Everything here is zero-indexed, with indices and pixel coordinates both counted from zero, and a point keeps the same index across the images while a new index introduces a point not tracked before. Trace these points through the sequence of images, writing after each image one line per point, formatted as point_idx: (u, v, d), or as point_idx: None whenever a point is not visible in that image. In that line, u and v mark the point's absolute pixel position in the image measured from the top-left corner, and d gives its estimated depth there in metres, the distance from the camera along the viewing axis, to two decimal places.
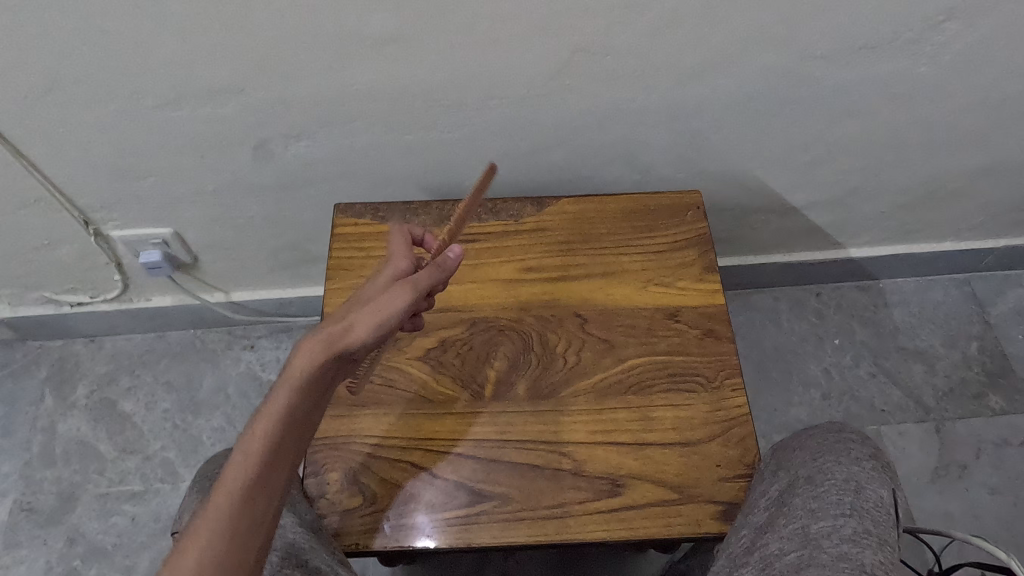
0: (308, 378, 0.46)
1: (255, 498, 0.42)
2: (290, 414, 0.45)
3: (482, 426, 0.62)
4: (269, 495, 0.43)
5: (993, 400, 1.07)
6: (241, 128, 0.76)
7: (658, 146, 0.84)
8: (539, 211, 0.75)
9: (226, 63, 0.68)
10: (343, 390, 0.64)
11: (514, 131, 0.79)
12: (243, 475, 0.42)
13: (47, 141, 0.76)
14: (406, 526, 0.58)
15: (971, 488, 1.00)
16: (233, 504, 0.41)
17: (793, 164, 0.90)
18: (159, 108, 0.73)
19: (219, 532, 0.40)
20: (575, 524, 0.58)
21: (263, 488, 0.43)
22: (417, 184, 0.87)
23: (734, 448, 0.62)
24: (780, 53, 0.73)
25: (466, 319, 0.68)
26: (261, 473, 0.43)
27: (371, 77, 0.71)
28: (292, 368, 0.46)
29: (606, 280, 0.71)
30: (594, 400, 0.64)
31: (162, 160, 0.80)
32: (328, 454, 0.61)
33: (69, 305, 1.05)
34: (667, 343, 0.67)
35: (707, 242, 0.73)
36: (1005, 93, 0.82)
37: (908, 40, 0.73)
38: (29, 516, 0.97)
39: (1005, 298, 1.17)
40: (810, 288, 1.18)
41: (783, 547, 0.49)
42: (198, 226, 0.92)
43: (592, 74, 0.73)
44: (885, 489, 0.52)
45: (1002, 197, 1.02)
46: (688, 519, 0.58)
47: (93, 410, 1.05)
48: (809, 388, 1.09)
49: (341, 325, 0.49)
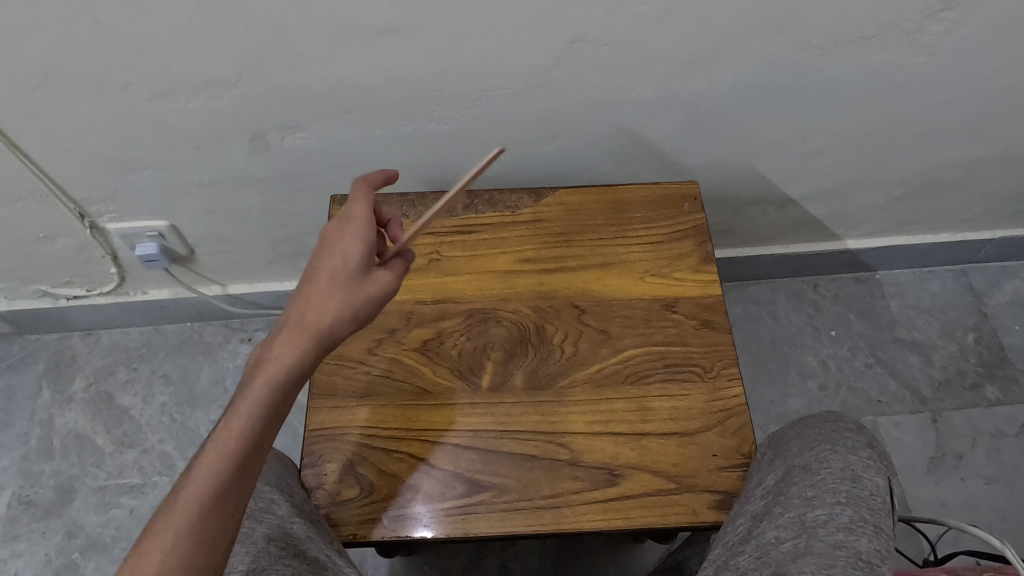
0: (289, 372, 0.47)
1: (229, 493, 0.43)
2: (269, 411, 0.46)
3: (479, 417, 0.62)
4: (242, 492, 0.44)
5: (989, 391, 1.07)
6: (238, 119, 0.76)
7: (655, 138, 0.84)
8: (536, 202, 0.75)
9: (221, 53, 0.68)
10: (340, 381, 0.64)
11: (511, 122, 0.79)
12: (217, 469, 0.43)
13: (41, 132, 0.75)
14: (404, 516, 0.58)
15: (967, 478, 1.01)
16: (206, 499, 0.42)
17: (791, 155, 0.90)
18: (154, 100, 0.73)
19: (186, 526, 0.41)
20: (572, 514, 0.58)
21: (238, 484, 0.44)
22: (415, 176, 0.87)
23: (731, 438, 0.62)
24: (778, 43, 0.72)
25: (463, 311, 0.68)
26: (236, 467, 0.44)
27: (368, 68, 0.71)
28: (273, 363, 0.47)
29: (604, 271, 0.71)
30: (591, 390, 0.64)
31: (158, 152, 0.80)
32: (326, 445, 0.61)
33: (66, 298, 1.05)
34: (664, 334, 0.67)
35: (705, 233, 0.73)
36: (1003, 84, 0.81)
37: (906, 30, 0.73)
38: (28, 509, 0.97)
39: (1001, 289, 1.17)
40: (807, 279, 1.18)
41: (779, 536, 0.49)
42: (194, 219, 0.92)
43: (589, 64, 0.72)
44: (881, 477, 0.52)
45: (999, 188, 1.02)
46: (686, 508, 0.59)
47: (90, 403, 1.05)
48: (807, 379, 1.09)
49: (318, 319, 0.49)
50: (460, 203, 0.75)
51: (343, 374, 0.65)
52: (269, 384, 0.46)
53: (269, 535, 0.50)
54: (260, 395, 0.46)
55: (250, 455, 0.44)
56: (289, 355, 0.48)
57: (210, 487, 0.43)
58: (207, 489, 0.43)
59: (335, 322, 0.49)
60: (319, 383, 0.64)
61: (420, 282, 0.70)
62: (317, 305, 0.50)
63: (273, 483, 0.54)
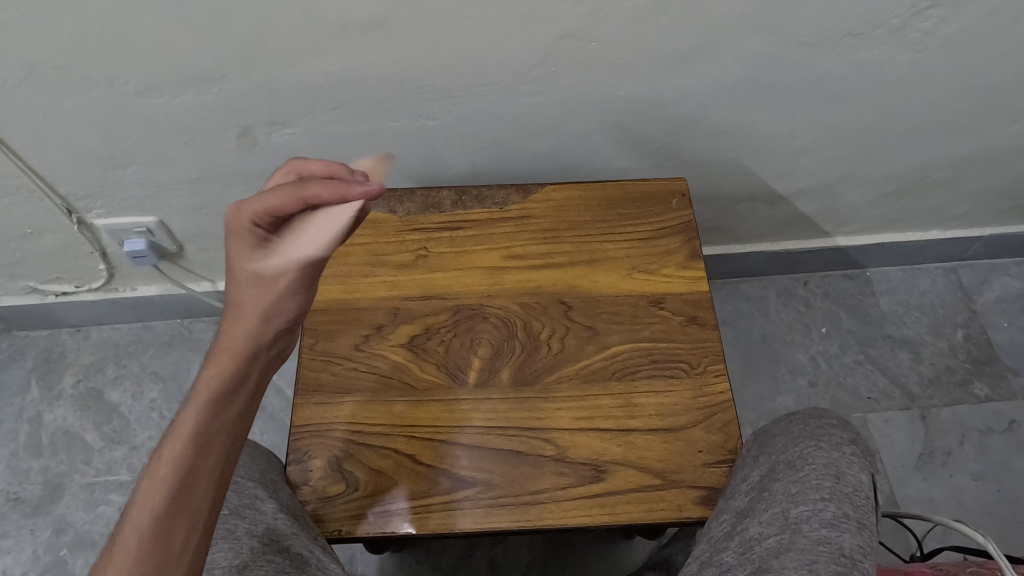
0: (216, 388, 0.46)
1: (172, 523, 0.42)
2: (202, 430, 0.45)
3: (465, 413, 0.62)
4: (190, 516, 0.43)
5: (978, 388, 1.08)
6: (225, 114, 0.76)
7: (644, 134, 0.84)
8: (524, 199, 0.75)
9: (208, 49, 0.67)
10: (326, 377, 0.64)
11: (499, 118, 0.79)
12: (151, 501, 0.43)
13: (27, 128, 0.75)
14: (389, 513, 0.58)
15: (955, 474, 1.01)
16: (144, 531, 0.42)
17: (780, 151, 0.90)
18: (140, 95, 0.72)
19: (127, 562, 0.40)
20: (557, 510, 0.58)
21: (180, 509, 0.43)
22: (404, 172, 0.87)
23: (716, 434, 0.62)
24: (766, 40, 0.73)
25: (450, 307, 0.68)
26: (171, 493, 0.43)
27: (355, 64, 0.70)
28: (200, 386, 0.47)
29: (591, 267, 0.71)
30: (578, 386, 0.64)
31: (145, 147, 0.79)
32: (312, 441, 0.61)
33: (54, 294, 1.04)
34: (651, 330, 0.67)
35: (692, 229, 0.73)
36: (991, 81, 0.82)
37: (893, 27, 0.73)
38: (16, 506, 0.97)
39: (990, 286, 1.18)
40: (798, 276, 1.18)
41: (763, 532, 0.49)
42: (182, 215, 0.91)
43: (578, 60, 0.72)
44: (864, 473, 0.52)
45: (988, 186, 1.02)
46: (671, 504, 0.59)
47: (79, 400, 1.05)
48: (796, 375, 1.09)
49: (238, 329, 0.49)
50: (447, 199, 0.75)
51: (329, 370, 0.65)
52: (196, 407, 0.46)
53: (252, 531, 0.50)
54: (190, 419, 0.45)
55: (185, 478, 0.43)
56: (216, 374, 0.47)
57: (147, 520, 0.42)
58: (144, 523, 0.42)
59: (256, 328, 0.49)
60: (305, 379, 0.64)
61: (408, 278, 0.70)
62: (235, 322, 0.49)
63: (257, 479, 0.54)
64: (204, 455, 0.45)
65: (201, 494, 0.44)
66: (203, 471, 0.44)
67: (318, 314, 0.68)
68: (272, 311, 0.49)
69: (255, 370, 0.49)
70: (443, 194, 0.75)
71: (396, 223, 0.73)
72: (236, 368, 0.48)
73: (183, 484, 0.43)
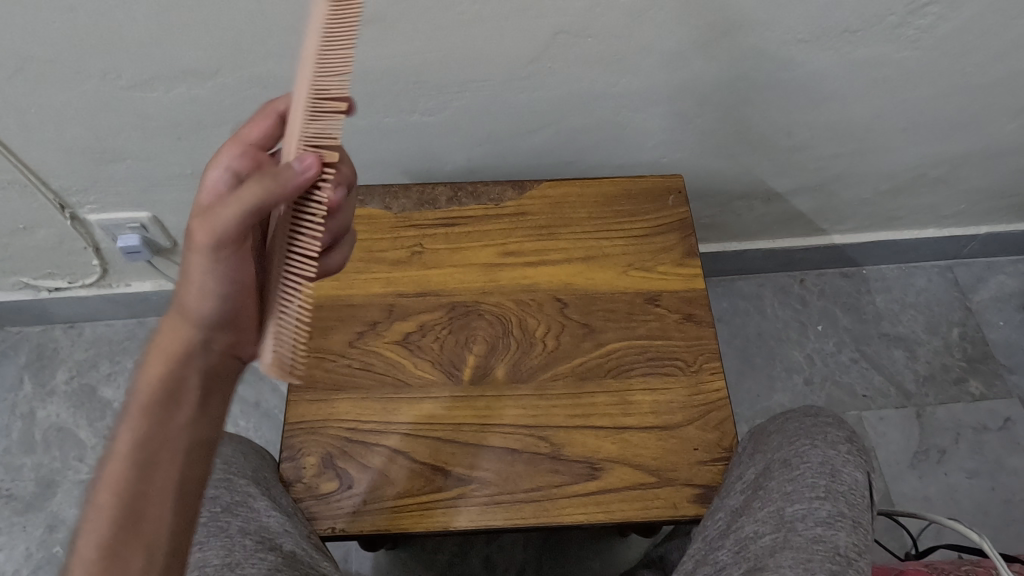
0: (149, 399, 0.44)
1: (123, 550, 0.41)
2: (138, 449, 0.43)
3: (460, 410, 0.62)
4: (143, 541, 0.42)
5: (973, 386, 1.08)
6: (218, 109, 0.75)
7: (641, 131, 0.84)
8: (520, 195, 0.74)
9: (201, 42, 0.67)
10: (320, 374, 0.64)
11: (495, 114, 0.79)
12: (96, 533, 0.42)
13: (19, 122, 0.74)
14: (384, 511, 0.58)
15: (950, 472, 1.01)
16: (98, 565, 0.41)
17: (777, 149, 0.90)
18: (133, 89, 0.72)
19: None
20: (552, 508, 0.58)
21: (133, 535, 0.42)
22: (399, 169, 0.86)
23: (712, 432, 0.62)
24: (763, 36, 0.72)
25: (445, 303, 0.68)
26: (117, 519, 0.42)
27: (350, 59, 0.70)
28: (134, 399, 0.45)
29: (587, 264, 0.70)
30: (573, 383, 0.64)
31: (138, 142, 0.79)
32: (305, 438, 0.61)
33: (47, 290, 1.04)
34: (647, 328, 0.67)
35: (688, 227, 0.73)
36: (987, 78, 0.81)
37: (890, 24, 0.72)
38: (8, 503, 0.96)
39: (986, 285, 1.18)
40: (794, 274, 1.18)
41: (758, 530, 0.49)
42: (176, 211, 0.91)
43: (574, 56, 0.72)
44: (860, 472, 0.52)
45: (984, 184, 1.02)
46: (666, 502, 0.58)
47: (73, 396, 1.04)
48: (792, 373, 1.09)
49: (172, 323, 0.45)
50: (443, 195, 0.74)
51: (323, 367, 0.64)
52: (130, 425, 0.44)
53: (244, 529, 0.50)
54: (126, 439, 0.44)
55: (131, 503, 0.42)
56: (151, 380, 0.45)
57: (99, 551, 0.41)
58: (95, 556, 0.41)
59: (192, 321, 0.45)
60: (298, 375, 0.64)
61: (403, 275, 0.69)
62: (168, 320, 0.46)
63: (250, 476, 0.54)
64: (149, 474, 0.43)
65: (156, 515, 0.42)
66: (151, 489, 0.43)
67: (312, 310, 0.67)
68: (201, 301, 0.44)
69: (195, 370, 0.46)
70: (438, 190, 0.75)
71: (391, 219, 0.72)
72: (171, 371, 0.45)
73: (130, 511, 0.42)
